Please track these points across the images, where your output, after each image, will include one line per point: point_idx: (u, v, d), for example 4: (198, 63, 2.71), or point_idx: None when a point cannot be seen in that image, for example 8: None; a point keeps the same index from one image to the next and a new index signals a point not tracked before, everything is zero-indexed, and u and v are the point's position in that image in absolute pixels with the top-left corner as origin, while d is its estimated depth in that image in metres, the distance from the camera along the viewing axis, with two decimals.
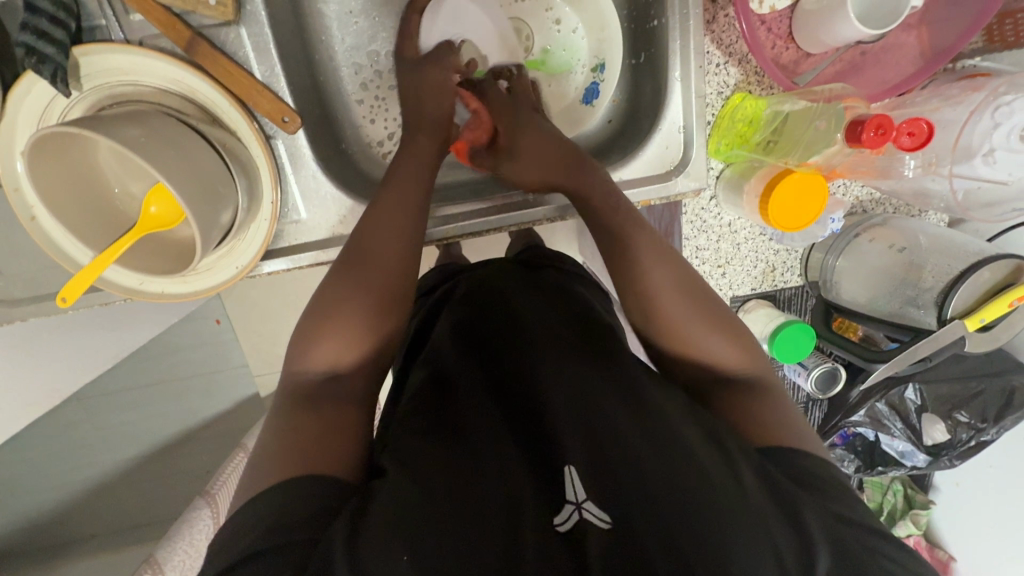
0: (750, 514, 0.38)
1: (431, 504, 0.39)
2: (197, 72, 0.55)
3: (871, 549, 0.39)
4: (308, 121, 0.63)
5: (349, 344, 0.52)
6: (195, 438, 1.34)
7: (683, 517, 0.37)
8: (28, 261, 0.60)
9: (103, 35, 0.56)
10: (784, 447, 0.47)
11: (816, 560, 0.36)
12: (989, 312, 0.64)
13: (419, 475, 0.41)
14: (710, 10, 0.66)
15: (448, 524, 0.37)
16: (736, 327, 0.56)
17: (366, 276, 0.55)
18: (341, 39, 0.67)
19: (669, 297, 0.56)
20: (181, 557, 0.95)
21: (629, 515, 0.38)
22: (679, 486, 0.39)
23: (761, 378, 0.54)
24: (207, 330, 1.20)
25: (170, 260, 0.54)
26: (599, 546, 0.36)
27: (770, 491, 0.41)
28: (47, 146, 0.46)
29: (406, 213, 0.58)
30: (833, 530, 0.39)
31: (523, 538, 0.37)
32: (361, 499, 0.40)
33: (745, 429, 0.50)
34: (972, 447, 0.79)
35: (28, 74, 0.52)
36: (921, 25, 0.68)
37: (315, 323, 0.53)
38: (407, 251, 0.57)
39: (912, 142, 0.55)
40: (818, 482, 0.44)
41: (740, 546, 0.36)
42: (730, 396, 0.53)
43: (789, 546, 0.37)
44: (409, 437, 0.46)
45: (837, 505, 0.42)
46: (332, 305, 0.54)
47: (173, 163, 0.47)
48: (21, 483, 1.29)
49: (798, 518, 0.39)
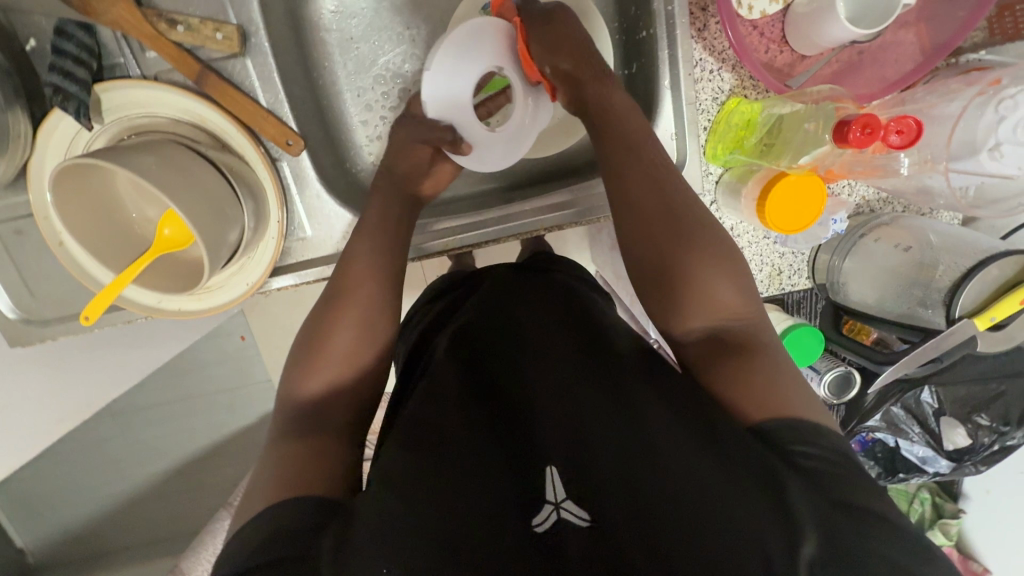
0: (736, 508, 0.37)
1: (411, 510, 0.40)
2: (206, 102, 0.59)
3: (868, 535, 0.37)
4: (313, 144, 0.66)
5: (331, 369, 0.56)
6: (221, 451, 1.38)
7: (658, 515, 0.38)
8: (59, 284, 0.64)
9: (122, 72, 0.60)
10: (782, 422, 0.45)
11: (806, 547, 0.35)
12: (999, 310, 0.61)
13: (400, 482, 0.42)
14: (699, 19, 0.67)
15: (426, 530, 0.38)
16: (741, 302, 0.54)
17: (352, 301, 0.58)
18: (343, 65, 0.70)
19: (686, 255, 0.55)
20: (205, 565, 0.98)
21: (606, 511, 0.40)
22: (657, 482, 0.40)
23: (762, 337, 0.53)
24: (231, 345, 1.25)
25: (184, 279, 0.57)
26: (575, 544, 0.38)
27: (758, 475, 0.39)
28: (72, 176, 0.49)
29: (384, 245, 0.61)
30: (825, 516, 0.37)
31: (500, 543, 0.38)
32: (342, 522, 0.40)
33: (743, 407, 0.48)
34: (997, 452, 0.76)
35: (55, 111, 0.57)
36: (919, 22, 0.67)
37: (310, 341, 0.57)
38: (380, 279, 0.59)
39: (901, 140, 0.55)
40: (814, 463, 0.41)
41: (721, 539, 0.36)
42: (732, 368, 0.51)
43: (775, 539, 0.35)
44: (397, 447, 0.47)
45: (842, 490, 0.39)
46: (322, 334, 0.57)
47: (181, 188, 0.50)
48: (60, 495, 1.35)
49: (783, 506, 0.37)
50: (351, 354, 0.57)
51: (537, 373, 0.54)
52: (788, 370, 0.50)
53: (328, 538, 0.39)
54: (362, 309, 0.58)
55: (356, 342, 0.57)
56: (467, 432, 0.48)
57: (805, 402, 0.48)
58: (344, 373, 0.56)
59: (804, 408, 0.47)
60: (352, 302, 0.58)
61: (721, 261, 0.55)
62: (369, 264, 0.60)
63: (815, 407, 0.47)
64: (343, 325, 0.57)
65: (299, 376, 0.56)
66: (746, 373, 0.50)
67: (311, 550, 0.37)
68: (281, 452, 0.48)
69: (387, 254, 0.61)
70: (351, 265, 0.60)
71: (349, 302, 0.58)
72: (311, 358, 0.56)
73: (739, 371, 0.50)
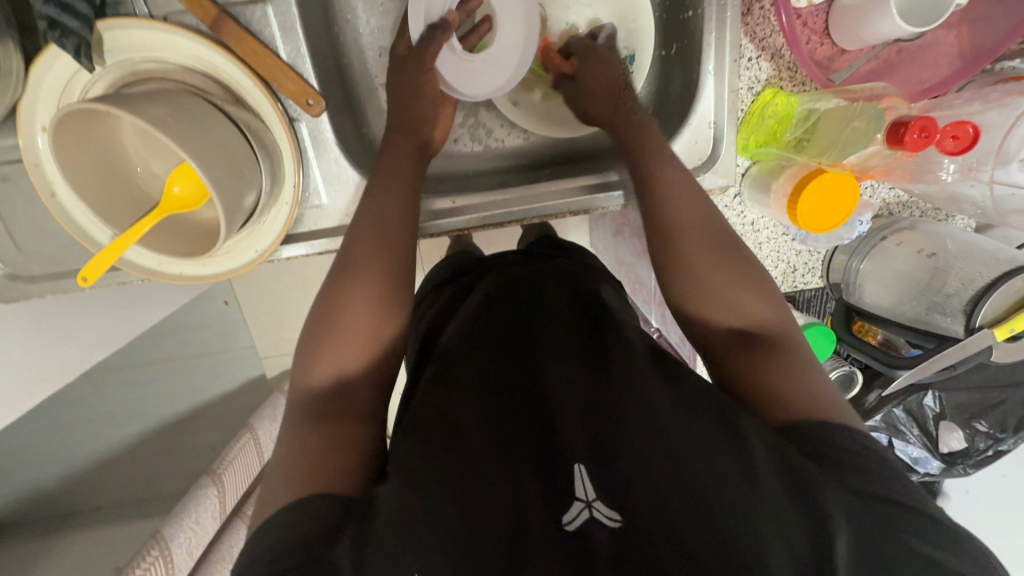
0: (764, 508, 0.36)
1: (432, 507, 0.38)
2: (221, 50, 0.54)
3: (897, 528, 0.37)
4: (333, 106, 0.62)
5: (347, 355, 0.53)
6: (202, 416, 1.34)
7: (690, 512, 0.36)
8: (51, 239, 0.60)
9: (126, 9, 0.54)
10: (813, 422, 0.45)
11: (836, 539, 0.35)
12: (1019, 322, 0.63)
13: (418, 477, 0.41)
14: (745, 2, 0.64)
15: (449, 528, 0.37)
16: (760, 295, 0.54)
17: (359, 278, 0.55)
18: (366, 21, 0.65)
19: (699, 253, 0.56)
20: (187, 535, 0.90)
21: (636, 507, 0.38)
22: (684, 477, 0.38)
23: (786, 330, 0.53)
24: (216, 310, 1.20)
25: (192, 243, 0.53)
26: (608, 540, 0.36)
27: (784, 476, 0.39)
28: (75, 121, 0.45)
29: (394, 207, 0.58)
30: (855, 513, 0.37)
31: (533, 542, 0.36)
32: (359, 522, 0.39)
33: (768, 406, 0.48)
34: (988, 456, 0.79)
35: (50, 48, 0.51)
36: (962, 23, 0.66)
37: (322, 325, 0.54)
38: (399, 254, 0.57)
39: (955, 146, 0.54)
40: (840, 463, 0.41)
41: (753, 539, 0.35)
42: (755, 362, 0.50)
43: (802, 536, 0.35)
44: (411, 442, 0.46)
45: (865, 483, 0.40)
46: (333, 314, 0.54)
47: (198, 143, 0.46)
48: (28, 454, 1.30)
49: (812, 504, 0.37)
50: (365, 334, 0.54)
51: (551, 361, 0.52)
52: (808, 364, 0.50)
53: (346, 545, 0.37)
54: (373, 290, 0.55)
55: (371, 323, 0.54)
56: (482, 422, 0.46)
57: (828, 399, 0.47)
58: (362, 354, 0.53)
59: (831, 408, 0.47)
60: (364, 277, 0.55)
61: (732, 260, 0.56)
62: (377, 232, 0.57)
63: (835, 405, 0.47)
64: (353, 304, 0.54)
65: (311, 361, 0.53)
66: (769, 370, 0.49)
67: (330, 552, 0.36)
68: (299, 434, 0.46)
69: (399, 228, 0.58)
70: (356, 242, 0.57)
71: (359, 279, 0.55)
72: (321, 343, 0.53)
73: (765, 367, 0.50)
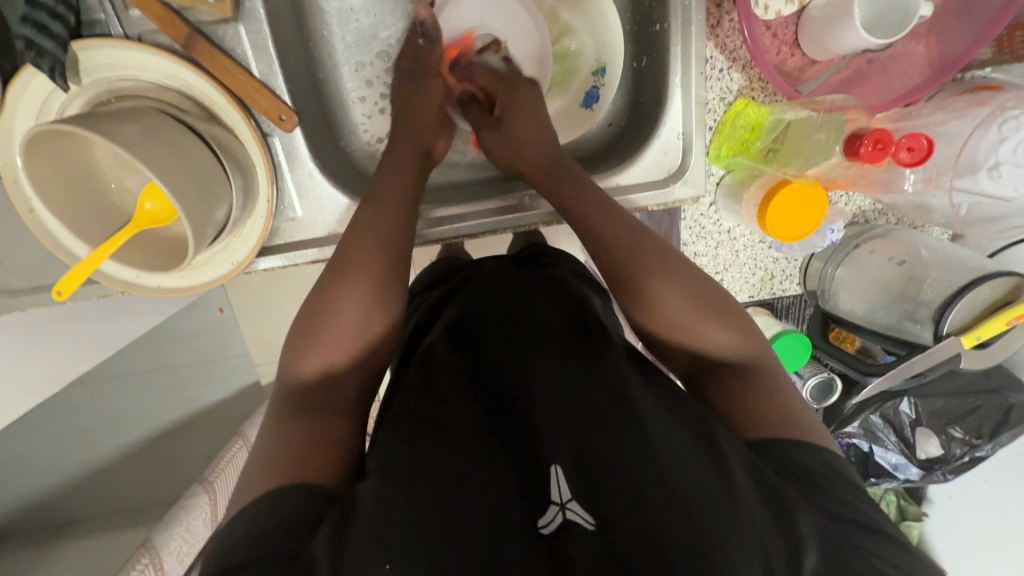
0: (736, 520, 0.37)
1: (410, 509, 0.39)
2: (193, 69, 0.55)
3: (865, 548, 0.37)
4: (307, 120, 0.63)
5: (335, 348, 0.54)
6: (195, 424, 1.35)
7: (665, 519, 0.37)
8: (31, 253, 0.61)
9: (102, 29, 0.56)
10: (782, 439, 0.46)
11: (807, 559, 0.35)
12: (985, 330, 0.63)
13: (398, 478, 0.41)
14: (714, 15, 0.65)
15: (427, 531, 0.37)
16: (730, 325, 0.54)
17: (354, 272, 0.56)
18: (341, 36, 0.66)
19: (658, 286, 0.54)
20: (178, 542, 0.91)
21: (611, 512, 0.38)
22: (662, 486, 0.39)
23: (760, 360, 0.53)
24: (209, 318, 1.21)
25: (165, 256, 0.54)
26: (582, 545, 0.36)
27: (764, 494, 0.39)
28: (48, 140, 0.46)
29: (385, 208, 0.59)
30: (830, 536, 0.37)
31: (505, 544, 0.36)
32: (345, 505, 0.40)
33: (737, 424, 0.49)
34: (966, 462, 0.79)
35: (27, 67, 0.53)
36: (930, 34, 0.66)
37: (311, 321, 0.55)
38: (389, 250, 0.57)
39: (911, 157, 0.55)
40: (815, 479, 0.42)
41: (725, 552, 0.35)
42: (728, 391, 0.51)
43: (776, 550, 0.35)
44: (393, 443, 0.46)
45: (834, 502, 0.40)
46: (323, 306, 0.55)
47: (166, 162, 0.47)
48: (23, 463, 1.31)
49: (788, 522, 0.37)
50: (356, 327, 0.55)
51: (535, 368, 0.53)
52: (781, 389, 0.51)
53: (326, 532, 0.37)
54: (365, 281, 0.55)
55: (361, 315, 0.55)
56: (464, 426, 0.47)
57: (806, 417, 0.48)
58: (348, 347, 0.54)
59: (806, 423, 0.47)
60: (358, 272, 0.56)
61: (692, 288, 0.54)
62: (374, 240, 0.57)
63: (809, 419, 0.48)
64: (346, 296, 0.55)
65: (299, 353, 0.54)
66: (745, 390, 0.50)
67: (307, 544, 0.36)
68: (266, 444, 0.47)
69: (391, 221, 0.58)
70: (349, 235, 0.57)
71: (353, 269, 0.56)
72: (311, 336, 0.54)
73: (741, 390, 0.50)
